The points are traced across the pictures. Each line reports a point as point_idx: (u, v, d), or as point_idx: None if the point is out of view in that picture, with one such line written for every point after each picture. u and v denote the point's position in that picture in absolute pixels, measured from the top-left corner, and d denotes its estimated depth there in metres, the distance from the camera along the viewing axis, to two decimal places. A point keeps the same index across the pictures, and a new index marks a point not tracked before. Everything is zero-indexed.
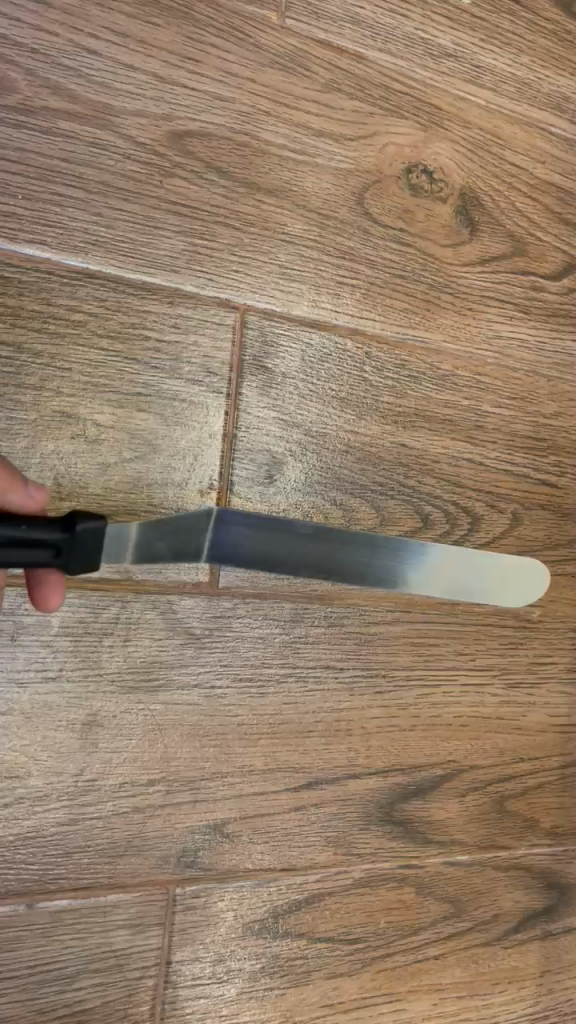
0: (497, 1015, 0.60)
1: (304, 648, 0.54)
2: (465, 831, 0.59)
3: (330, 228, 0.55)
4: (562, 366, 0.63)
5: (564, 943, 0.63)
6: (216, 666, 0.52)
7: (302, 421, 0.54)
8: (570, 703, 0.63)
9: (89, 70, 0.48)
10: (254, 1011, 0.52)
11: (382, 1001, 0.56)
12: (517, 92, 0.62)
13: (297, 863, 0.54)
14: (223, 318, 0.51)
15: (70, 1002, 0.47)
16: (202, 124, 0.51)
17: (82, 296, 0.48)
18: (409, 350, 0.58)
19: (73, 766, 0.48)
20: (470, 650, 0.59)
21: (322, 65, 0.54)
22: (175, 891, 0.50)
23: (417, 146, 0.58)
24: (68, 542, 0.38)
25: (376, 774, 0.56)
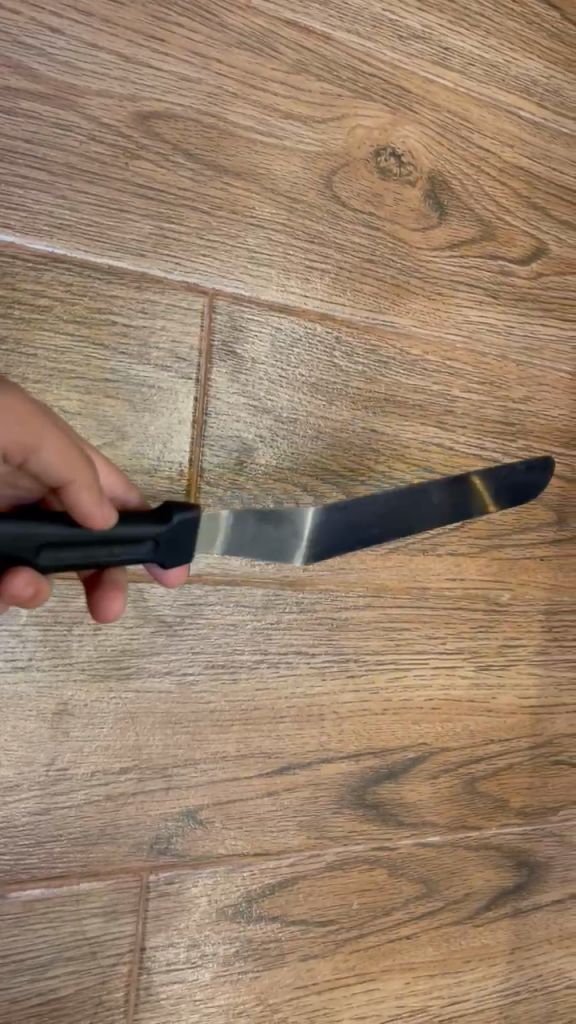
0: (466, 987, 0.61)
1: (275, 634, 0.54)
2: (434, 811, 0.60)
3: (299, 212, 0.54)
4: (530, 350, 0.64)
5: (533, 919, 0.65)
6: (187, 652, 0.52)
7: (273, 406, 0.53)
8: (538, 683, 0.64)
9: (51, 49, 0.46)
10: (229, 994, 0.53)
11: (355, 979, 0.57)
12: (486, 75, 0.61)
13: (271, 848, 0.55)
14: (192, 303, 0.51)
15: (44, 992, 0.47)
16: (169, 105, 0.50)
17: (47, 281, 0.47)
18: (379, 334, 0.57)
19: (44, 756, 0.47)
20: (439, 633, 0.60)
21: (290, 46, 0.53)
22: (148, 878, 0.51)
23: (386, 130, 0.57)
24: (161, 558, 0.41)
25: (349, 758, 0.57)
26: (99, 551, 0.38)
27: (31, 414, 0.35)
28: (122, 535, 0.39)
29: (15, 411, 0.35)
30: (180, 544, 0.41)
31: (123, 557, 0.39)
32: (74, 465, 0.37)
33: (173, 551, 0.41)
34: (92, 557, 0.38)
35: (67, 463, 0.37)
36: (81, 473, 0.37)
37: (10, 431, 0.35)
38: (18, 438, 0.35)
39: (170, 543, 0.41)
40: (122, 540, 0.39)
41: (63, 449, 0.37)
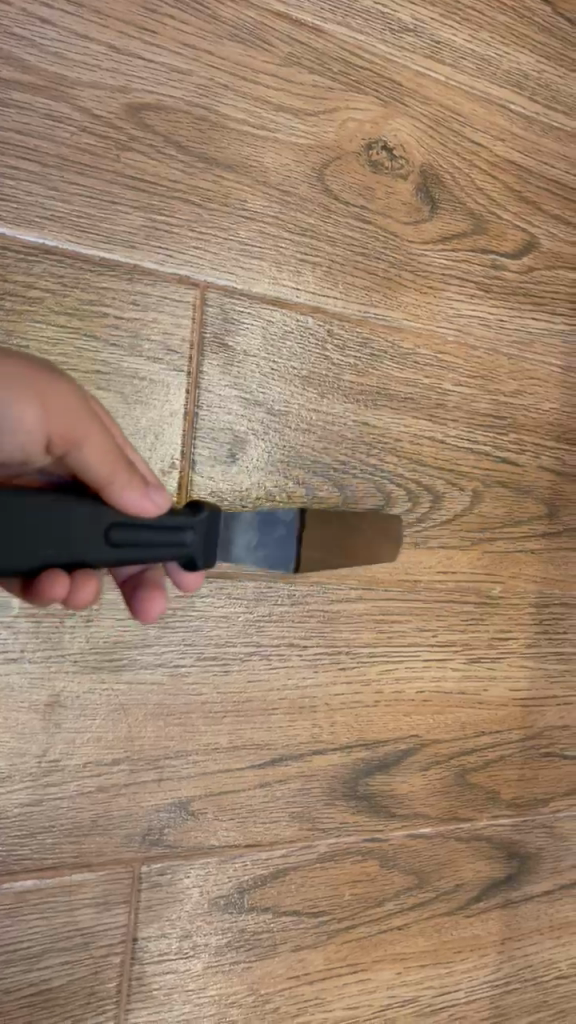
0: (457, 977, 0.62)
1: (267, 626, 0.54)
2: (425, 802, 0.60)
3: (291, 205, 0.54)
4: (521, 343, 0.64)
5: (524, 910, 0.65)
6: (179, 645, 0.52)
7: (264, 399, 0.53)
8: (529, 676, 0.65)
9: (42, 40, 0.46)
10: (221, 984, 0.53)
11: (346, 969, 0.57)
12: (477, 69, 0.62)
13: (263, 839, 0.55)
14: (183, 295, 0.51)
15: (36, 982, 0.48)
16: (160, 97, 0.50)
17: (38, 273, 0.47)
18: (371, 327, 0.58)
19: (36, 747, 0.48)
20: (431, 625, 0.60)
21: (281, 38, 0.53)
22: (140, 869, 0.51)
23: (377, 123, 0.57)
24: (197, 551, 0.41)
25: (340, 749, 0.57)
26: (154, 535, 0.38)
27: (76, 408, 0.38)
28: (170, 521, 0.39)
29: (61, 401, 0.37)
30: (211, 536, 0.42)
31: (169, 550, 0.40)
32: (115, 462, 0.39)
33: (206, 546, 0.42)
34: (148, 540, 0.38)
35: (106, 459, 0.38)
36: (121, 471, 0.39)
37: (55, 420, 0.37)
38: (62, 428, 0.38)
39: (204, 535, 0.41)
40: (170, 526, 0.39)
41: (103, 446, 0.39)
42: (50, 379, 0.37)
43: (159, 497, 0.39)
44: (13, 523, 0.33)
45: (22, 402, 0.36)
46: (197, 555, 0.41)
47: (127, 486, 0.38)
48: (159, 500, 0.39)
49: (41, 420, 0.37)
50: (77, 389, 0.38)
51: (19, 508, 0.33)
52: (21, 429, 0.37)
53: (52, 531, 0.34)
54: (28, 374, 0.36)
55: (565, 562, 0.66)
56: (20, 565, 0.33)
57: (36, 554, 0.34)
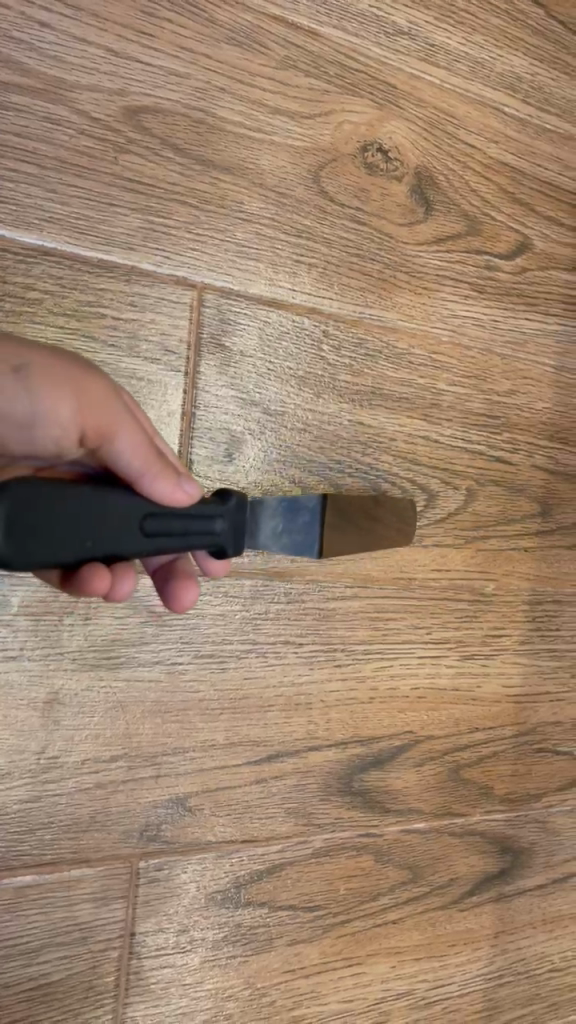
0: (451, 970, 0.63)
1: (264, 623, 0.55)
2: (419, 798, 0.61)
3: (287, 207, 0.55)
4: (515, 344, 0.65)
5: (517, 904, 0.66)
6: (176, 642, 0.52)
7: (261, 399, 0.54)
8: (522, 673, 0.65)
9: (40, 43, 0.46)
10: (217, 978, 0.54)
11: (341, 963, 0.58)
12: (471, 71, 0.62)
13: (259, 834, 0.55)
14: (181, 297, 0.51)
15: (35, 976, 0.48)
16: (157, 100, 0.50)
17: (37, 274, 0.47)
18: (366, 327, 0.58)
19: (35, 744, 0.48)
20: (425, 623, 0.61)
21: (277, 42, 0.54)
22: (138, 865, 0.51)
23: (372, 125, 0.58)
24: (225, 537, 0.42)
25: (336, 745, 0.58)
26: (186, 523, 0.39)
27: (107, 398, 0.39)
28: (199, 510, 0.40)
29: (93, 392, 0.38)
30: (238, 523, 0.42)
31: (200, 536, 0.40)
32: (147, 450, 0.39)
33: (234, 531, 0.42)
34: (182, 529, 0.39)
35: (139, 447, 0.39)
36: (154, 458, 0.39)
37: (88, 410, 0.38)
38: (96, 418, 0.38)
39: (232, 522, 0.42)
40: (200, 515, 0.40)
41: (135, 434, 0.39)
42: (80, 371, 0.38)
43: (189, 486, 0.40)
44: (58, 514, 0.33)
45: (55, 395, 0.37)
46: (226, 543, 0.42)
47: (159, 474, 0.39)
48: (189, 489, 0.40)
49: (75, 412, 0.38)
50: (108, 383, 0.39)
51: (62, 500, 0.33)
52: (54, 422, 0.38)
53: (91, 520, 0.34)
54: (59, 368, 0.37)
55: (558, 560, 0.67)
56: (65, 557, 0.33)
57: (77, 544, 0.34)
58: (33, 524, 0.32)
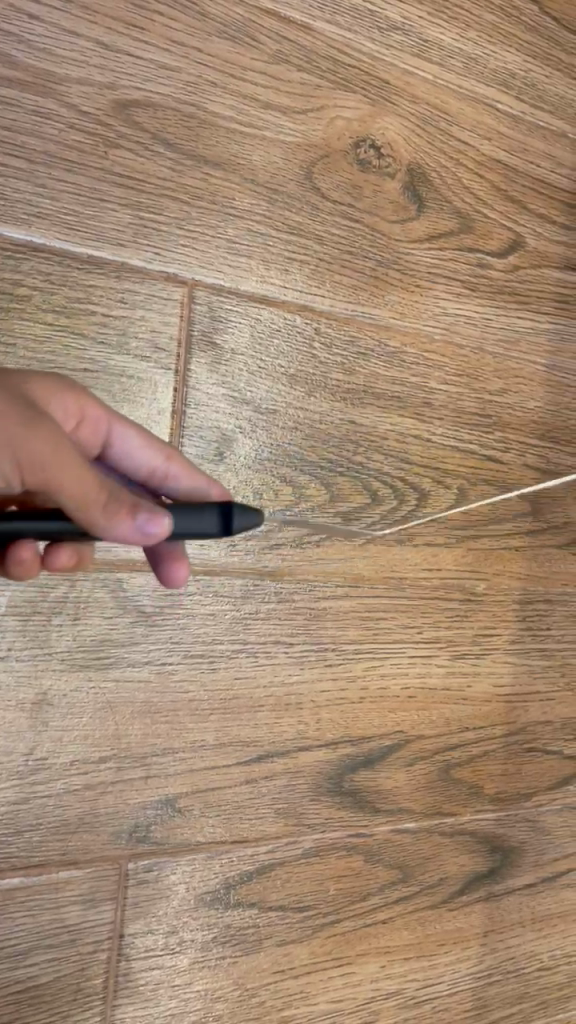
0: (440, 970, 0.62)
1: (254, 623, 0.55)
2: (409, 797, 0.61)
3: (279, 203, 0.54)
4: (507, 342, 0.64)
5: (507, 904, 0.66)
6: (166, 643, 0.52)
7: (252, 397, 0.53)
8: (512, 672, 0.65)
9: (30, 36, 0.46)
10: (207, 979, 0.54)
11: (331, 963, 0.58)
12: (464, 68, 0.62)
13: (249, 835, 0.55)
14: (171, 294, 0.51)
15: (23, 979, 0.48)
16: (148, 94, 0.49)
17: (26, 270, 0.46)
18: (358, 325, 0.58)
19: (23, 745, 0.48)
20: (416, 623, 0.60)
21: (269, 36, 0.53)
22: (127, 866, 0.51)
23: (365, 121, 0.58)
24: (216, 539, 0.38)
25: (326, 746, 0.58)
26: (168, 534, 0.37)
27: (48, 451, 0.33)
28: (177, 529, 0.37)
29: (29, 445, 0.33)
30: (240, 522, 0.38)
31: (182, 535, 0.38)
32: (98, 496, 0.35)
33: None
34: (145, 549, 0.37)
35: (87, 496, 0.34)
36: (105, 504, 0.35)
37: (27, 466, 0.33)
38: (33, 472, 0.33)
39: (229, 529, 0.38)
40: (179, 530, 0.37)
41: (84, 482, 0.34)
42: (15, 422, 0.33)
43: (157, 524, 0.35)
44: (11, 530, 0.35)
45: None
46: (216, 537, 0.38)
47: (111, 516, 0.35)
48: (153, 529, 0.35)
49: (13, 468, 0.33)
50: (58, 435, 0.34)
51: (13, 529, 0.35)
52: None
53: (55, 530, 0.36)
54: None
55: (548, 559, 0.66)
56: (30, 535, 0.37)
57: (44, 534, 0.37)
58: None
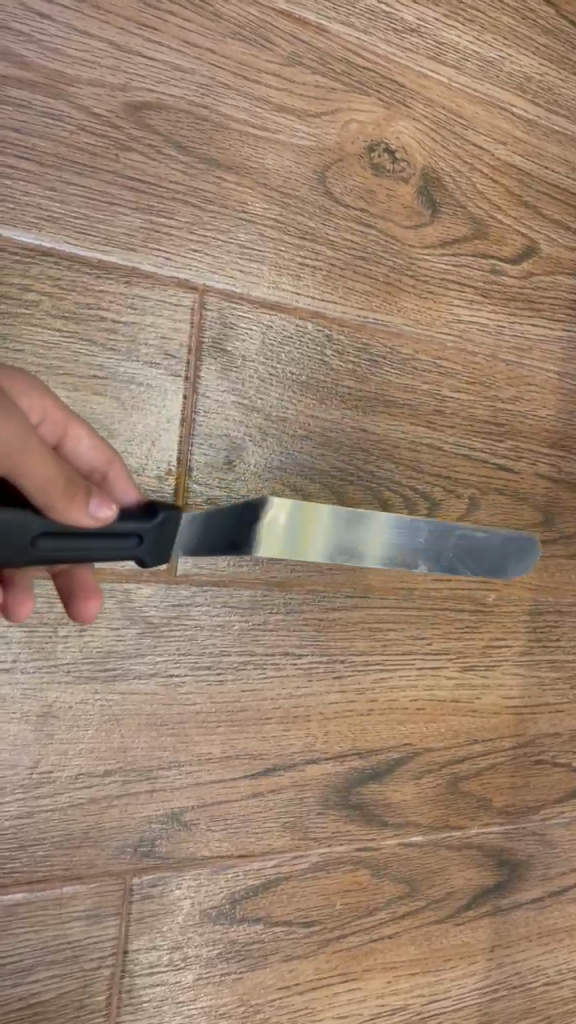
0: (445, 985, 0.62)
1: (262, 635, 0.54)
2: (418, 811, 0.60)
3: (291, 207, 0.53)
4: (519, 350, 0.63)
5: (514, 918, 0.65)
6: (173, 654, 0.51)
7: (262, 405, 0.53)
8: (523, 684, 0.65)
9: (41, 36, 0.45)
10: (211, 995, 0.53)
11: (336, 979, 0.57)
12: (480, 70, 0.61)
13: (255, 849, 0.54)
14: (181, 299, 0.50)
15: (26, 996, 0.47)
16: (160, 96, 0.48)
17: (35, 274, 0.45)
18: (370, 332, 0.57)
19: (27, 759, 0.47)
20: (426, 635, 0.60)
21: (284, 38, 0.52)
22: (132, 882, 0.50)
23: (379, 125, 0.57)
24: (150, 528, 0.39)
25: (334, 759, 0.57)
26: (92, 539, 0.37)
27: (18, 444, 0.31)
28: (110, 549, 0.38)
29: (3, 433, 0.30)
30: (162, 537, 0.40)
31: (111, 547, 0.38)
32: (59, 489, 0.33)
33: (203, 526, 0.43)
34: (79, 548, 0.37)
35: (47, 481, 0.33)
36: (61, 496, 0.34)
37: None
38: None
39: (153, 535, 0.40)
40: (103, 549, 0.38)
41: (47, 468, 0.32)
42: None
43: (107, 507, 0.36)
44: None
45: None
46: (146, 550, 0.40)
47: (69, 505, 0.34)
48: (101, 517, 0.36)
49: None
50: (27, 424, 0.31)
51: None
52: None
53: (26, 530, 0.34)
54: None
55: (560, 569, 0.65)
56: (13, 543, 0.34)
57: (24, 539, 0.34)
58: None
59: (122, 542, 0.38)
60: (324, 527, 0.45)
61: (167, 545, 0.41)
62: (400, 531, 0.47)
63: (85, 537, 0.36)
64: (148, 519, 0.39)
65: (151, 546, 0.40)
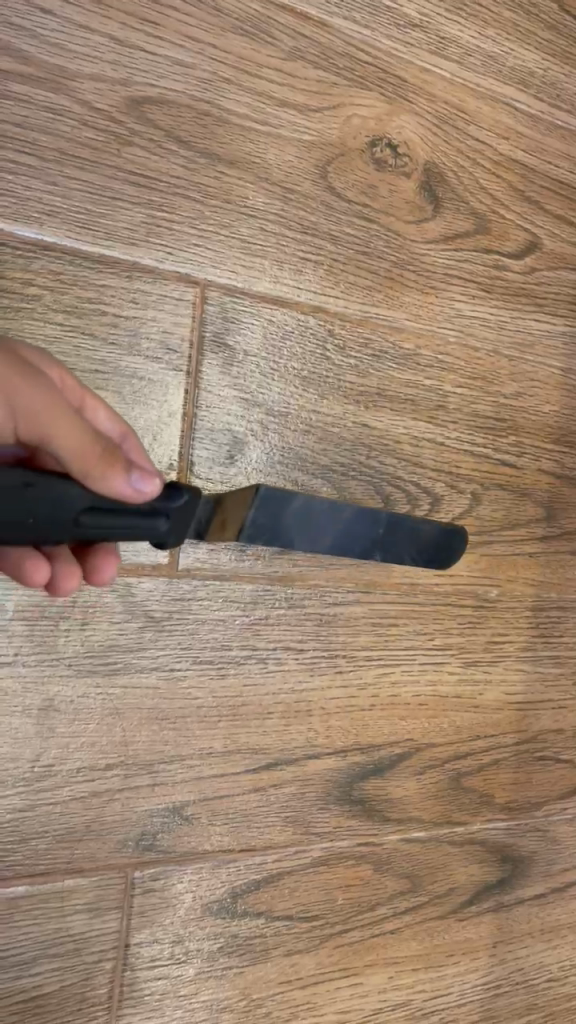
0: (448, 981, 0.62)
1: (264, 630, 0.54)
2: (420, 807, 0.60)
3: (293, 202, 0.53)
4: (522, 345, 0.63)
5: (516, 914, 0.65)
6: (175, 649, 0.51)
7: (264, 399, 0.53)
8: (525, 680, 0.64)
9: (42, 30, 0.45)
10: (213, 988, 0.53)
11: (338, 973, 0.57)
12: (483, 65, 0.61)
13: (257, 843, 0.54)
14: (183, 294, 0.50)
15: (28, 988, 0.47)
16: (162, 91, 0.49)
17: (36, 269, 0.46)
18: (372, 327, 0.57)
19: (29, 752, 0.47)
20: (428, 630, 0.60)
21: (285, 32, 0.52)
22: (133, 875, 0.50)
23: (381, 119, 0.57)
24: (174, 508, 0.41)
25: (336, 754, 0.57)
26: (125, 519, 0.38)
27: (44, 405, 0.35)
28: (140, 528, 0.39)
29: (33, 399, 0.35)
30: (184, 518, 0.42)
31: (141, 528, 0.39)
32: (93, 452, 0.36)
33: (209, 506, 0.46)
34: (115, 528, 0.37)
35: (81, 449, 0.36)
36: (96, 458, 0.36)
37: (28, 413, 0.35)
38: (28, 429, 0.36)
39: (177, 516, 0.41)
40: (136, 526, 0.39)
41: (77, 431, 0.36)
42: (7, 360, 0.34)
43: (150, 482, 0.38)
44: (48, 498, 0.34)
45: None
46: (169, 532, 0.41)
47: (108, 471, 0.37)
48: (145, 489, 0.38)
49: (21, 413, 0.35)
50: (53, 388, 0.36)
51: (44, 493, 0.34)
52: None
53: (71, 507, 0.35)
54: None
55: (563, 566, 0.65)
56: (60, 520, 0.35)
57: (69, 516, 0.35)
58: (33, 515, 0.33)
59: (152, 520, 0.39)
60: (285, 519, 0.46)
61: (185, 525, 0.42)
62: (359, 523, 0.49)
63: (121, 515, 0.38)
64: (174, 497, 0.40)
65: (174, 526, 0.41)
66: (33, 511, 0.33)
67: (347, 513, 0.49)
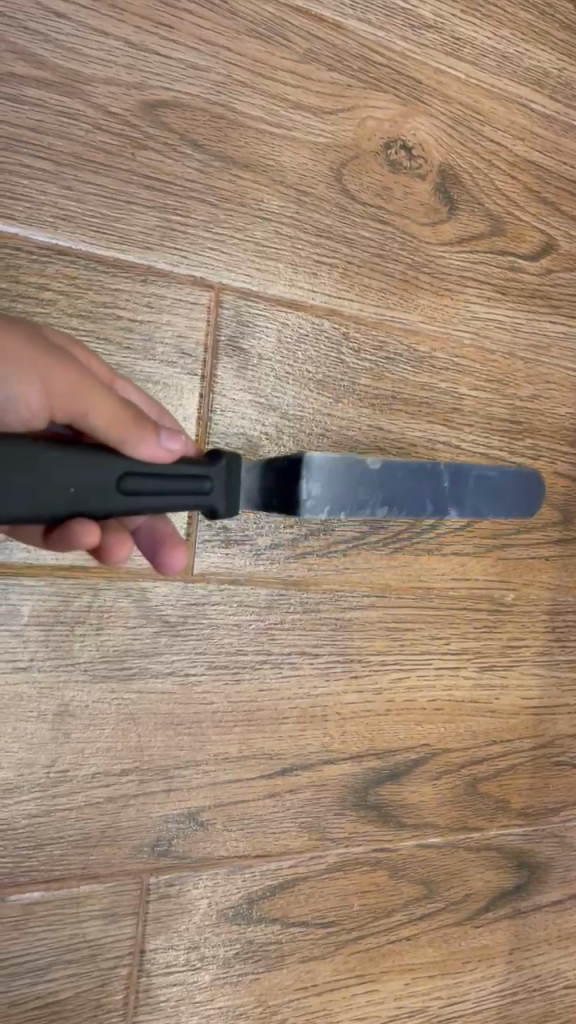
0: (464, 988, 0.61)
1: (279, 633, 0.54)
2: (436, 812, 0.60)
3: (307, 205, 0.53)
4: (537, 347, 0.63)
5: (533, 921, 0.64)
6: (190, 653, 0.51)
7: (279, 403, 0.52)
8: (542, 684, 0.64)
9: (57, 35, 0.45)
10: (228, 995, 0.53)
11: (354, 980, 0.57)
12: (498, 66, 0.60)
13: (272, 849, 0.54)
14: (197, 298, 0.50)
15: (43, 994, 0.47)
16: (176, 94, 0.48)
17: (51, 273, 0.45)
18: (387, 330, 0.57)
19: (44, 758, 0.47)
20: (444, 634, 0.59)
21: (299, 34, 0.52)
22: (149, 881, 0.50)
23: (396, 121, 0.56)
24: (218, 473, 0.40)
25: (351, 759, 0.56)
26: (170, 488, 0.37)
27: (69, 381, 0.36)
28: (184, 497, 0.38)
29: (60, 377, 0.35)
30: (231, 484, 0.41)
31: (186, 497, 0.38)
32: (120, 418, 0.37)
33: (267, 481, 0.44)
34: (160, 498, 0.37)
35: (111, 417, 0.36)
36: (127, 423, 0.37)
37: (55, 390, 0.36)
38: (61, 411, 0.36)
39: (222, 482, 0.40)
40: (181, 493, 0.38)
41: (103, 400, 0.36)
42: (30, 344, 0.35)
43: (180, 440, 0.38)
44: (87, 470, 0.34)
45: (15, 384, 0.35)
46: (218, 502, 0.40)
47: (140, 431, 0.37)
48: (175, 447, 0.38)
49: (49, 393, 0.36)
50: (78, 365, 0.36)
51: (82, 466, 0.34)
52: (17, 414, 0.36)
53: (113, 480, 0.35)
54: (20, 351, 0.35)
55: None
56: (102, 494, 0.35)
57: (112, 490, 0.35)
58: (72, 486, 0.34)
59: (194, 486, 0.38)
60: (344, 483, 0.45)
61: (235, 494, 0.41)
62: (421, 480, 0.48)
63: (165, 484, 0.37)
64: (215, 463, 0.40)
65: (223, 492, 0.40)
66: (73, 481, 0.33)
67: (405, 469, 0.47)
